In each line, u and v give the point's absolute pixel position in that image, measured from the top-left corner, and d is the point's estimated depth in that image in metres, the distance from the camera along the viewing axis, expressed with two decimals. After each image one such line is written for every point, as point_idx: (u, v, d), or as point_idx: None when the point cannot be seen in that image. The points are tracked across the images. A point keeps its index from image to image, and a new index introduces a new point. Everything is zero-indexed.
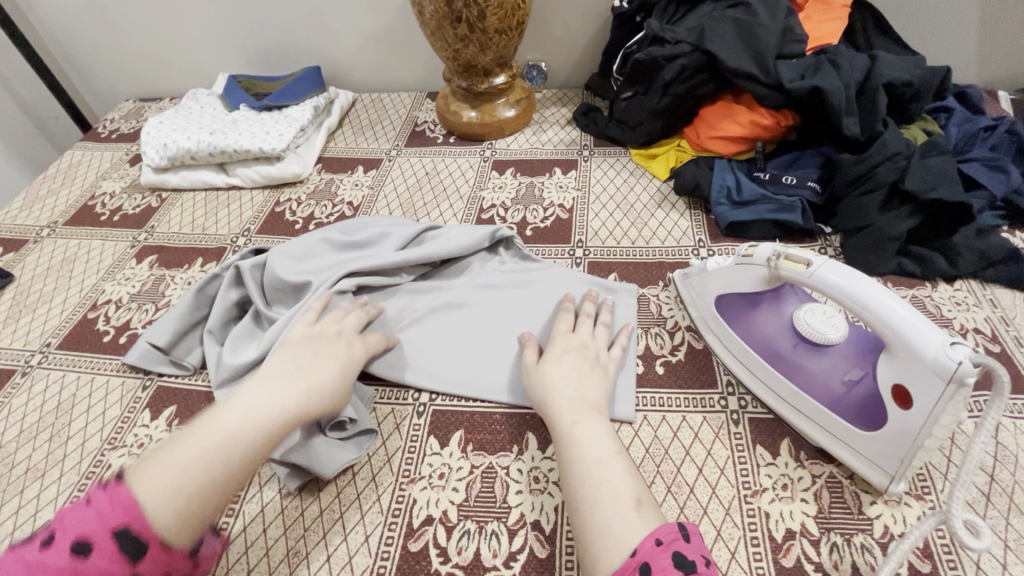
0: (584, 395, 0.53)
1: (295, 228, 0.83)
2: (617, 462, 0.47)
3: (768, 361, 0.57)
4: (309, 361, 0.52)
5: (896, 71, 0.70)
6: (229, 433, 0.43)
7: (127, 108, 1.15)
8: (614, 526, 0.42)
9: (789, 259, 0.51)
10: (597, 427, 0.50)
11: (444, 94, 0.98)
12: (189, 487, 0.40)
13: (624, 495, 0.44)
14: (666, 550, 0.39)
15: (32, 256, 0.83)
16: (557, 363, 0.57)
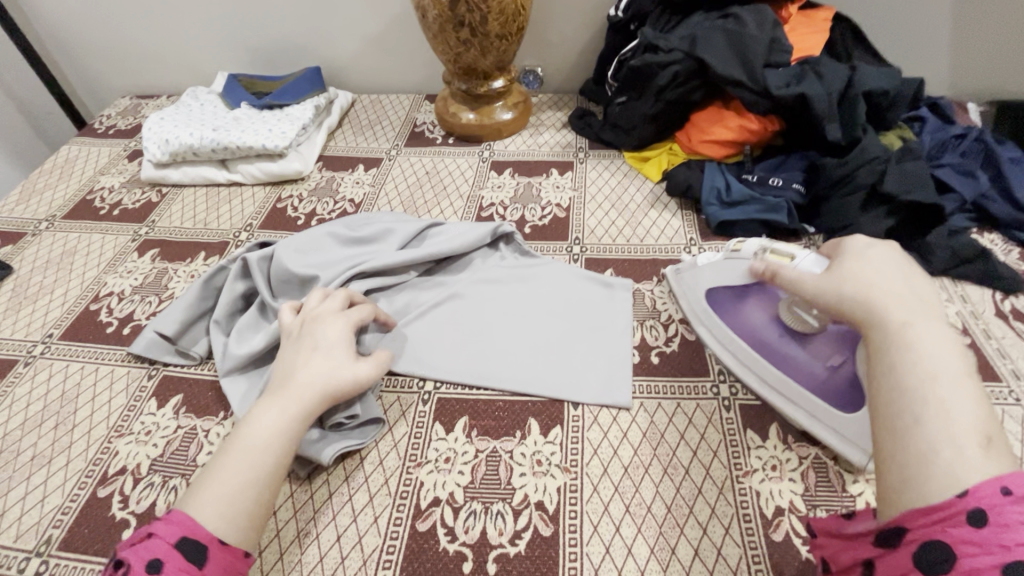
0: (902, 308, 0.42)
1: (297, 224, 0.84)
2: (969, 389, 0.36)
3: (756, 351, 0.60)
4: (308, 355, 0.54)
5: (874, 81, 0.74)
6: (251, 446, 0.47)
7: (124, 105, 1.15)
8: (946, 459, 0.33)
9: (774, 253, 0.56)
10: (931, 340, 0.39)
11: (443, 96, 1.01)
12: (235, 494, 0.44)
13: (971, 430, 0.34)
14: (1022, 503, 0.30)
15: (31, 249, 0.83)
16: (873, 273, 0.46)
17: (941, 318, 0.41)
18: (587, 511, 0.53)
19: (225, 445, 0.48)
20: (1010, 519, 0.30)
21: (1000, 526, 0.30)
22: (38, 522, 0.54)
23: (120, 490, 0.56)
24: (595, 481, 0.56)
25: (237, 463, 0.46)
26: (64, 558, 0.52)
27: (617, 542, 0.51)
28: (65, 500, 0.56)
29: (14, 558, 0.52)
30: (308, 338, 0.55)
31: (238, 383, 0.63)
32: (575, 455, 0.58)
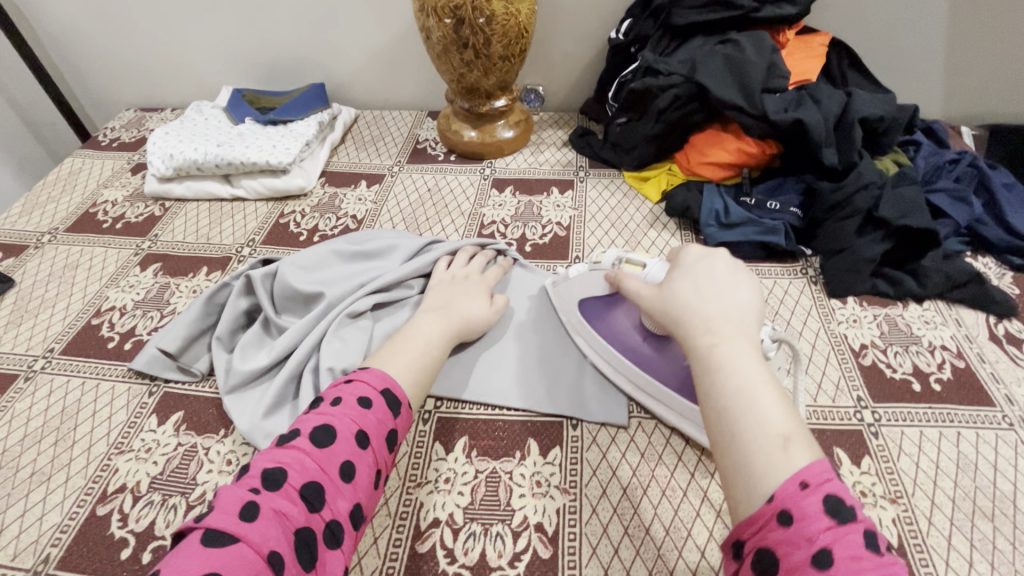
0: (723, 316, 0.49)
1: (300, 239, 0.85)
2: (767, 392, 0.43)
3: (630, 358, 0.63)
4: (460, 295, 0.67)
5: (870, 107, 0.76)
6: (421, 347, 0.58)
7: (128, 117, 1.16)
8: (757, 466, 0.39)
9: (629, 263, 0.62)
10: (739, 351, 0.46)
11: (445, 113, 1.02)
12: (415, 369, 0.56)
13: (771, 432, 0.41)
14: (815, 493, 0.37)
15: (33, 262, 0.83)
16: (693, 284, 0.52)
17: (751, 326, 0.48)
18: (586, 533, 0.54)
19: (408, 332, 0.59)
20: (809, 513, 0.36)
21: (801, 520, 0.36)
22: (37, 540, 0.54)
23: (120, 508, 0.56)
24: (594, 503, 0.56)
25: (409, 348, 0.58)
26: None
27: (616, 564, 0.52)
28: (64, 518, 0.56)
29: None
30: (452, 284, 0.68)
31: (240, 400, 0.63)
32: (574, 476, 0.58)
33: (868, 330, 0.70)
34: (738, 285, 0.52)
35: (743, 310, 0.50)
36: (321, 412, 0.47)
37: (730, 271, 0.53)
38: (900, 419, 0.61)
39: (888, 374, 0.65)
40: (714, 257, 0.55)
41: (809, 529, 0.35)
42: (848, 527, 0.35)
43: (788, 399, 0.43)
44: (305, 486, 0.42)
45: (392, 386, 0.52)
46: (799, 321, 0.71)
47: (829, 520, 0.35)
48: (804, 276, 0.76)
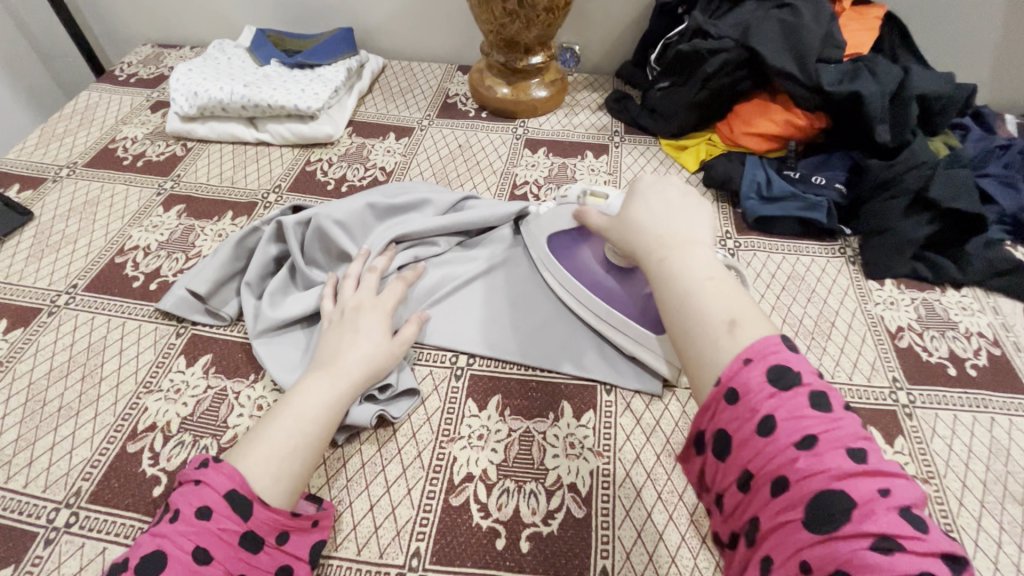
0: (675, 228, 0.49)
1: (327, 188, 0.83)
2: (715, 286, 0.43)
3: (590, 289, 0.65)
4: (349, 335, 0.58)
5: (927, 84, 0.74)
6: (298, 422, 0.50)
7: (146, 53, 1.11)
8: (709, 354, 0.39)
9: (593, 195, 0.61)
10: (690, 256, 0.45)
11: (478, 67, 0.99)
12: (283, 464, 0.48)
13: (716, 319, 0.40)
14: (758, 365, 0.36)
15: (52, 195, 0.81)
16: (641, 206, 0.52)
17: (700, 235, 0.48)
18: (619, 496, 0.54)
19: (276, 407, 0.52)
20: (753, 386, 0.35)
21: (745, 394, 0.35)
22: (67, 474, 0.54)
23: (150, 447, 0.56)
24: (628, 467, 0.56)
25: (279, 433, 0.49)
26: (95, 511, 0.52)
27: (649, 527, 0.52)
28: (94, 453, 0.55)
29: (44, 507, 0.52)
30: (348, 319, 0.59)
31: (271, 347, 0.63)
32: (608, 440, 0.58)
33: (905, 312, 0.69)
34: (689, 204, 0.51)
35: (694, 223, 0.49)
36: (221, 476, 0.45)
37: (681, 192, 0.53)
38: (935, 403, 0.61)
39: (924, 357, 0.65)
40: (668, 183, 0.54)
41: (753, 401, 0.35)
42: (794, 392, 0.34)
43: (741, 289, 0.43)
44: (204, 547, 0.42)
45: (240, 484, 0.45)
46: (836, 300, 0.70)
47: (771, 387, 0.35)
48: (843, 256, 0.75)
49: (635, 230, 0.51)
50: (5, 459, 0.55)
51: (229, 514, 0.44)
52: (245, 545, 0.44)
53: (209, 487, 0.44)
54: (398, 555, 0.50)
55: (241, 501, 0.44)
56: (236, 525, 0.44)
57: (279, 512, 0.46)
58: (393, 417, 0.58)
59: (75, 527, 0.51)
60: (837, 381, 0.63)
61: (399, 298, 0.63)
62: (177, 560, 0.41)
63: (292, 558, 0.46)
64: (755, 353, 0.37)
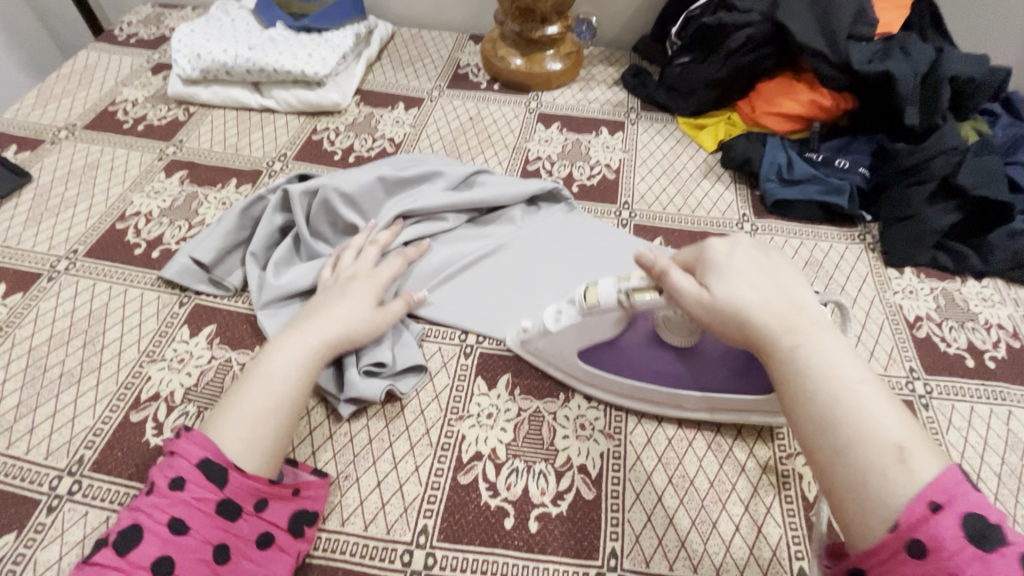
0: (793, 307, 0.42)
1: (335, 158, 0.80)
2: (868, 394, 0.37)
3: (663, 386, 0.55)
4: (330, 301, 0.56)
5: (960, 66, 0.71)
6: (267, 382, 0.49)
7: (146, 13, 1.07)
8: (871, 484, 0.34)
9: (637, 291, 0.51)
10: (825, 348, 0.39)
11: (491, 37, 0.95)
12: (253, 425, 0.46)
13: (884, 444, 0.34)
14: (950, 515, 0.31)
15: (49, 157, 0.78)
16: (739, 285, 0.44)
17: (825, 319, 0.42)
18: (630, 479, 0.53)
19: (248, 371, 0.51)
20: (948, 542, 0.30)
21: (937, 550, 0.30)
22: (69, 441, 0.53)
23: (153, 417, 0.55)
24: (639, 450, 0.55)
25: (251, 395, 0.48)
26: (98, 480, 0.51)
27: (659, 512, 0.51)
28: (96, 422, 0.54)
29: (45, 475, 0.51)
30: (335, 288, 0.58)
31: (275, 318, 0.61)
32: (619, 422, 0.57)
33: (924, 302, 0.67)
34: (800, 283, 0.45)
35: (805, 299, 0.43)
36: (193, 447, 0.44)
37: (781, 263, 0.46)
38: (952, 394, 0.60)
39: (942, 348, 0.64)
40: (739, 245, 0.47)
41: (951, 562, 0.30)
42: (999, 553, 0.30)
43: (893, 396, 0.37)
44: (179, 518, 0.41)
45: (211, 453, 0.44)
46: (854, 287, 0.69)
47: (973, 547, 0.30)
48: (862, 242, 0.73)
49: (735, 307, 0.43)
50: (7, 425, 0.54)
51: (202, 482, 0.43)
52: (222, 513, 0.43)
53: (181, 457, 0.43)
54: (405, 532, 0.49)
55: (214, 469, 0.43)
56: (210, 493, 0.43)
57: (257, 478, 0.45)
58: (401, 392, 0.57)
59: (78, 495, 0.50)
60: None
61: (396, 273, 0.61)
62: (153, 533, 0.41)
63: (274, 526, 0.45)
64: (940, 492, 0.32)
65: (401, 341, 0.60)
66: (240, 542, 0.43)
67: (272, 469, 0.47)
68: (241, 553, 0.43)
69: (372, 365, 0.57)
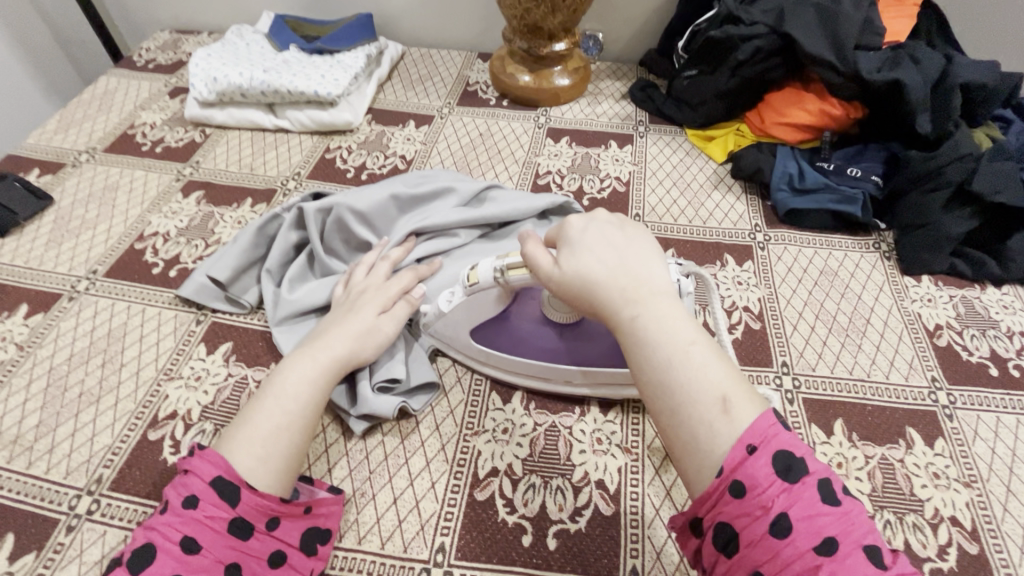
0: (634, 278, 0.44)
1: (347, 176, 0.81)
2: (697, 351, 0.40)
3: (546, 363, 0.57)
4: (339, 317, 0.57)
5: (971, 73, 0.71)
6: (278, 400, 0.49)
7: (164, 39, 1.10)
8: (702, 437, 0.37)
9: (513, 269, 0.52)
10: (660, 313, 0.41)
11: (500, 54, 0.97)
12: (266, 444, 0.46)
13: (708, 397, 0.38)
14: (763, 454, 0.35)
15: (71, 181, 0.80)
16: (585, 261, 0.45)
17: (664, 285, 0.44)
18: (648, 494, 0.52)
19: (262, 389, 0.51)
20: (761, 480, 0.35)
21: (753, 488, 0.34)
22: (88, 460, 0.53)
23: (171, 435, 0.55)
24: (657, 464, 0.54)
25: (263, 412, 0.48)
26: (117, 498, 0.51)
27: None
28: (115, 440, 0.55)
29: (65, 494, 0.51)
30: (346, 304, 0.59)
31: (290, 334, 0.61)
32: (636, 436, 0.56)
33: (943, 310, 0.66)
34: (642, 248, 0.46)
35: (650, 268, 0.45)
36: (206, 465, 0.43)
37: (626, 233, 0.47)
38: (976, 403, 0.59)
39: (964, 356, 0.62)
40: (597, 222, 0.48)
41: (763, 496, 0.34)
42: (801, 482, 0.34)
43: (720, 350, 0.40)
44: (192, 536, 0.41)
45: (225, 471, 0.43)
46: (871, 296, 0.68)
47: (780, 482, 0.34)
48: (878, 251, 0.73)
49: (587, 283, 0.44)
50: (27, 444, 0.55)
51: (215, 500, 0.42)
52: (235, 532, 0.42)
53: (195, 475, 0.43)
54: (422, 550, 0.49)
55: (228, 486, 0.43)
56: (223, 512, 0.42)
57: (270, 497, 0.45)
58: (413, 409, 0.57)
59: (97, 514, 0.50)
60: (874, 380, 0.61)
61: (406, 287, 0.61)
62: (166, 552, 0.40)
63: (286, 545, 0.45)
64: (756, 435, 0.36)
65: (413, 356, 0.60)
66: (252, 562, 0.43)
67: (285, 488, 0.46)
68: (253, 573, 0.43)
69: (385, 381, 0.57)
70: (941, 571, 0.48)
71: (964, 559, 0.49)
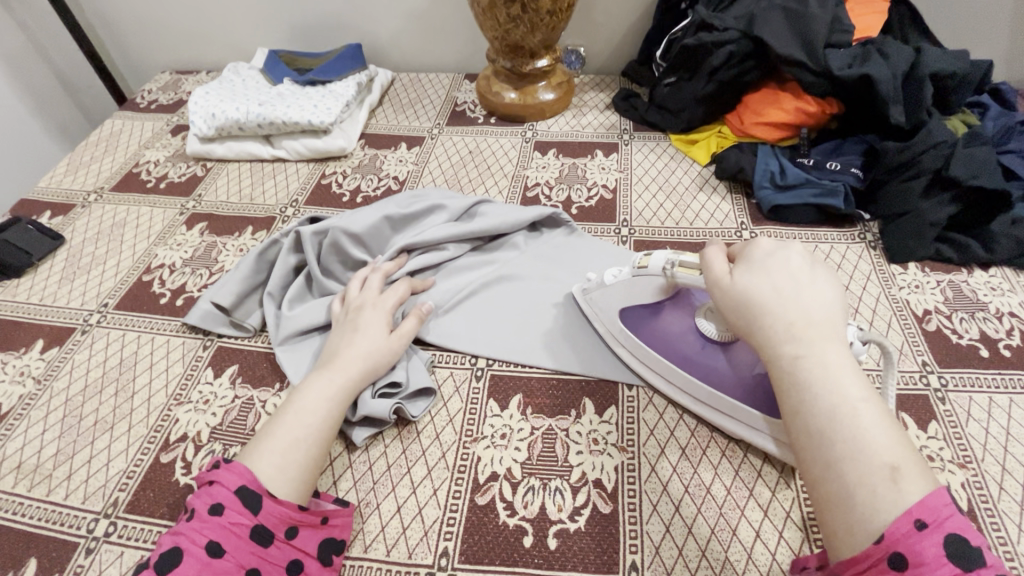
0: (805, 312, 0.43)
1: (343, 200, 0.84)
2: (868, 413, 0.38)
3: (682, 368, 0.57)
4: (348, 334, 0.59)
5: (940, 63, 0.73)
6: (297, 416, 0.52)
7: (164, 80, 1.15)
8: (858, 499, 0.36)
9: (683, 267, 0.53)
10: (830, 364, 0.41)
11: (485, 74, 1.00)
12: (287, 456, 0.49)
13: (876, 461, 0.37)
14: (936, 533, 0.34)
15: (81, 220, 0.84)
16: (755, 288, 0.45)
17: (838, 333, 0.43)
18: (646, 491, 0.53)
19: (283, 407, 0.54)
20: (928, 558, 0.33)
21: (918, 564, 0.33)
22: (105, 485, 0.56)
23: (182, 456, 0.57)
24: (653, 461, 0.55)
25: (284, 427, 0.51)
26: (132, 520, 0.53)
27: (678, 522, 0.51)
28: (129, 464, 0.57)
29: (83, 519, 0.54)
30: (349, 321, 0.61)
31: (292, 353, 0.64)
32: (631, 435, 0.57)
33: (931, 295, 0.67)
34: (822, 289, 0.45)
35: (828, 311, 0.44)
36: (231, 475, 0.46)
37: (808, 268, 0.46)
38: (968, 385, 0.59)
39: (953, 340, 0.63)
40: (787, 250, 0.48)
41: (930, 574, 0.33)
42: (978, 573, 0.33)
43: (893, 419, 0.39)
44: (216, 540, 0.43)
45: (248, 480, 0.46)
46: (858, 286, 0.69)
47: (952, 564, 0.33)
48: (863, 241, 0.74)
49: (755, 313, 0.45)
50: (46, 472, 0.57)
51: (238, 507, 0.45)
52: (255, 538, 0.44)
53: (221, 485, 0.45)
54: (427, 555, 0.50)
55: (251, 495, 0.45)
56: (246, 518, 0.45)
57: (288, 505, 0.47)
58: (412, 415, 0.58)
59: (114, 536, 0.52)
60: (864, 368, 0.62)
61: (401, 296, 0.64)
62: (191, 554, 0.42)
63: (303, 553, 0.47)
64: (928, 512, 0.35)
65: (412, 364, 0.62)
66: (271, 567, 0.45)
67: (303, 496, 0.48)
68: None
69: (384, 388, 0.59)
70: None
71: None
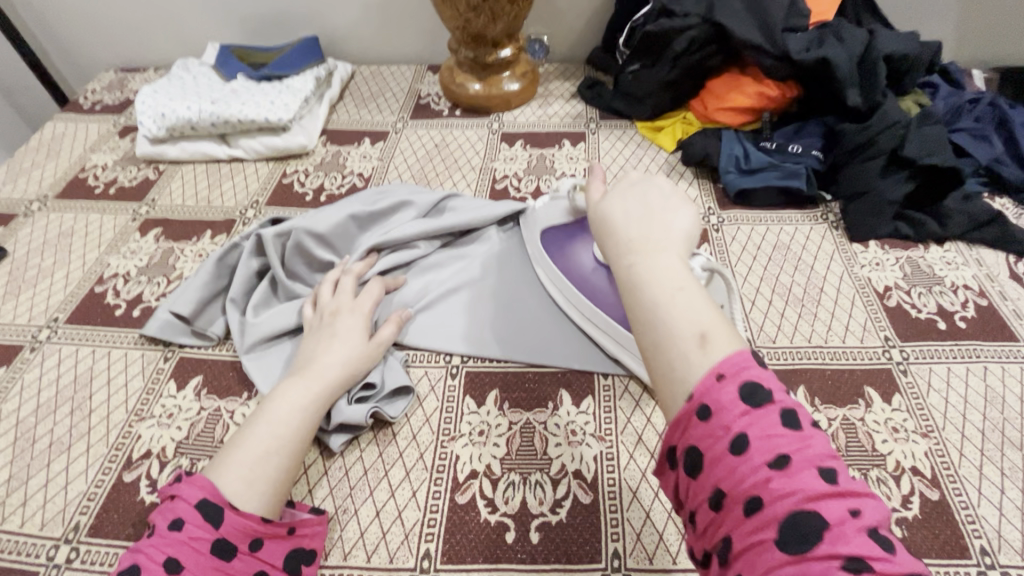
0: (647, 231, 0.41)
1: (306, 199, 0.82)
2: (684, 297, 0.36)
3: (576, 286, 0.64)
4: (325, 339, 0.57)
5: (894, 45, 0.75)
6: (271, 428, 0.50)
7: (109, 79, 1.10)
8: (677, 368, 0.34)
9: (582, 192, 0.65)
10: (659, 263, 0.38)
11: (447, 65, 0.98)
12: (256, 470, 0.47)
13: (688, 331, 0.35)
14: (731, 382, 0.32)
15: (24, 231, 0.79)
16: (615, 206, 0.44)
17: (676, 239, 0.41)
18: (625, 478, 0.53)
19: (252, 417, 0.51)
20: (725, 403, 0.32)
21: (719, 411, 0.32)
22: (64, 509, 0.53)
23: (147, 474, 0.55)
24: (631, 448, 0.56)
25: (255, 440, 0.48)
26: (96, 544, 0.51)
27: (657, 508, 0.51)
28: (90, 486, 0.54)
29: (42, 546, 0.51)
30: (322, 326, 0.59)
31: (259, 361, 0.62)
32: (609, 424, 0.57)
33: (890, 272, 0.69)
34: (669, 207, 0.43)
35: (673, 223, 0.42)
36: (191, 487, 0.43)
37: (663, 195, 0.44)
38: (928, 357, 0.61)
39: (913, 314, 0.65)
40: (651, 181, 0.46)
41: (727, 419, 0.31)
42: (766, 409, 0.31)
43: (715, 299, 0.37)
44: (175, 556, 0.40)
45: (211, 494, 0.43)
46: (822, 266, 0.71)
47: (743, 405, 0.31)
48: (825, 222, 0.76)
49: (604, 227, 0.44)
50: None
51: (200, 522, 0.42)
52: (218, 554, 0.42)
53: (181, 499, 0.43)
54: (408, 559, 0.49)
55: (212, 508, 0.43)
56: (207, 533, 0.42)
57: (253, 518, 0.44)
58: (390, 417, 0.57)
59: (77, 562, 0.50)
60: (831, 345, 0.63)
61: (376, 299, 0.63)
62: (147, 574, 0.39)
63: (269, 566, 0.45)
64: (730, 366, 0.33)
65: (388, 365, 0.61)
66: None
67: (271, 509, 0.46)
68: None
69: (360, 393, 0.57)
70: (906, 520, 0.50)
71: (927, 505, 0.51)
